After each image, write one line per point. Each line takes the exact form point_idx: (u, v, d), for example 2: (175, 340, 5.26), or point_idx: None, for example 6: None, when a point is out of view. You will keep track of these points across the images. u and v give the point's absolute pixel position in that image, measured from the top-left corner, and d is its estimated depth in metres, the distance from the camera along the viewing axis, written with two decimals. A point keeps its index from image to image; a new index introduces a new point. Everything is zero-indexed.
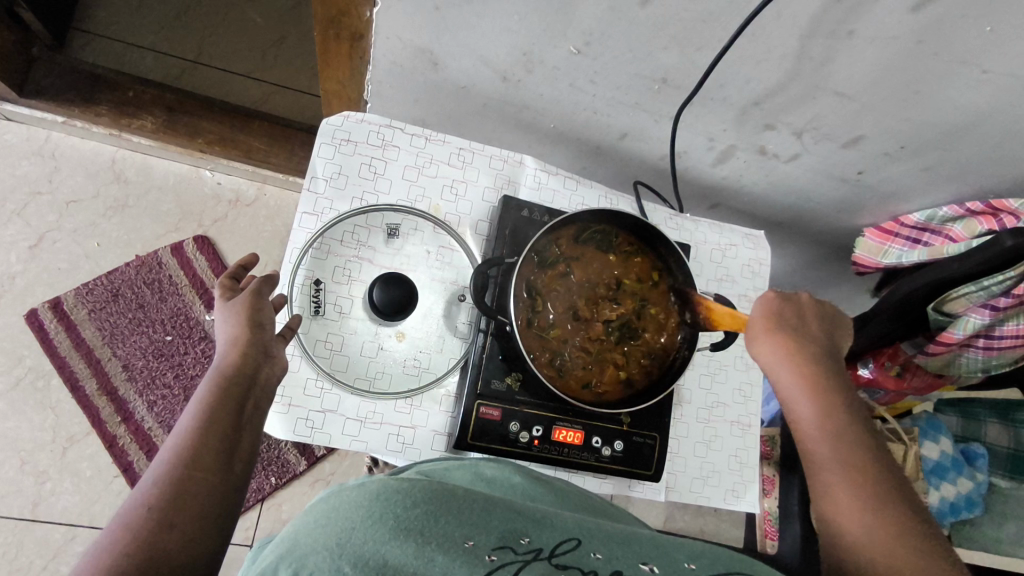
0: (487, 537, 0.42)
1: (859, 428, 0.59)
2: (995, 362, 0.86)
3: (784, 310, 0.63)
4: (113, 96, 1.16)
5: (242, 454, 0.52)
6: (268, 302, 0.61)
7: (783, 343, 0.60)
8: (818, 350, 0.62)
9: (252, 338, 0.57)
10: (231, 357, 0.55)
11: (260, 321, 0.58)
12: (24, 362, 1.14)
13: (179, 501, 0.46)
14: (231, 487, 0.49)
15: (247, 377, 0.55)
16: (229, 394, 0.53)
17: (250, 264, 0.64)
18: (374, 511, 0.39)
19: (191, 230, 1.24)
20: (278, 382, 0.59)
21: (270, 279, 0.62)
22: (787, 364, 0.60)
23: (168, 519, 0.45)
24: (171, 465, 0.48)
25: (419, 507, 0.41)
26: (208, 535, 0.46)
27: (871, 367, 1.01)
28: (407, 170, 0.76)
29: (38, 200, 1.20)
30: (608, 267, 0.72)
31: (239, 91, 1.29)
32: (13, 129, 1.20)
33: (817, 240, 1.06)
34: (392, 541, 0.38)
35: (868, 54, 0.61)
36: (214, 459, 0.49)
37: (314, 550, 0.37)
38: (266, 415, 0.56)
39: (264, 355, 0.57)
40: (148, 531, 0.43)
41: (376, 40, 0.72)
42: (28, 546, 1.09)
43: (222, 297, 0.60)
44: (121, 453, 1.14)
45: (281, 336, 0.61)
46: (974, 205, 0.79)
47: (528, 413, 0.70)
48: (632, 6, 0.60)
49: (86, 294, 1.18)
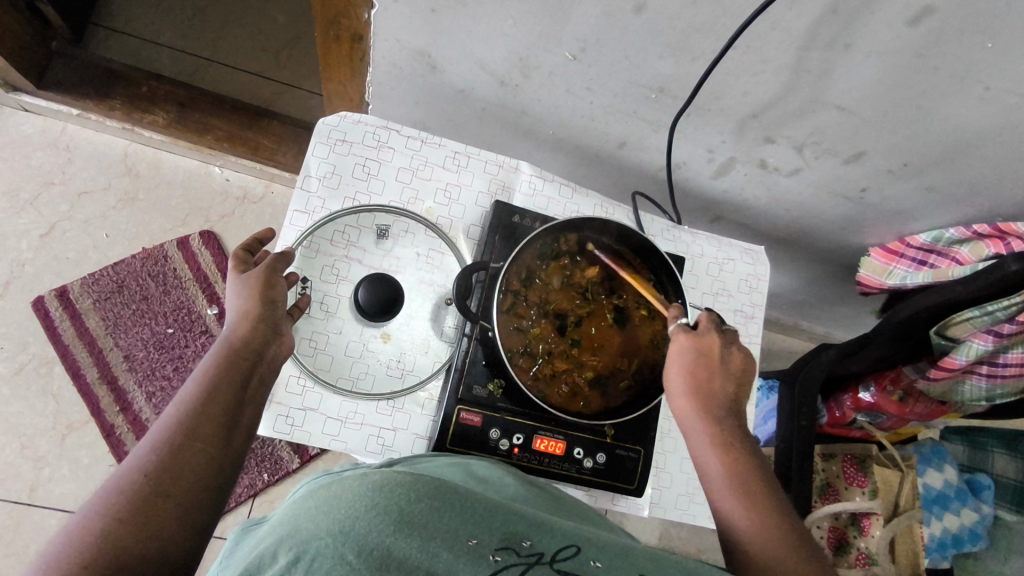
0: (490, 535, 0.41)
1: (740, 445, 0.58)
2: (1000, 391, 0.82)
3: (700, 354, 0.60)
4: (126, 91, 1.19)
5: (242, 430, 0.52)
6: (281, 279, 0.60)
7: (687, 360, 0.60)
8: (735, 375, 0.60)
9: (264, 313, 0.57)
10: (241, 330, 0.55)
11: (273, 297, 0.58)
12: (29, 349, 1.16)
13: (173, 470, 0.46)
14: (228, 463, 0.50)
15: (253, 353, 0.55)
16: (234, 369, 0.53)
17: (266, 238, 0.64)
18: (378, 501, 0.38)
19: (198, 225, 1.26)
20: (283, 359, 0.59)
21: (286, 256, 0.62)
22: (689, 386, 0.59)
23: (164, 487, 0.45)
24: (169, 435, 0.48)
25: (425, 501, 0.40)
26: (202, 507, 0.46)
27: (873, 391, 0.96)
28: (402, 172, 0.76)
29: (51, 191, 1.22)
30: (617, 289, 0.72)
31: (252, 91, 1.31)
32: (31, 121, 1.23)
33: (822, 258, 1.04)
34: (396, 534, 0.37)
35: (868, 67, 0.59)
36: (213, 432, 0.49)
37: (318, 536, 0.36)
38: (269, 394, 0.56)
39: (272, 333, 0.57)
40: (143, 500, 0.44)
41: (375, 42, 0.73)
42: (24, 530, 1.10)
43: (236, 269, 0.60)
44: (117, 443, 1.15)
45: (290, 314, 0.62)
46: (981, 227, 0.78)
47: (509, 421, 0.69)
48: (627, 13, 0.59)
49: (92, 284, 1.20)
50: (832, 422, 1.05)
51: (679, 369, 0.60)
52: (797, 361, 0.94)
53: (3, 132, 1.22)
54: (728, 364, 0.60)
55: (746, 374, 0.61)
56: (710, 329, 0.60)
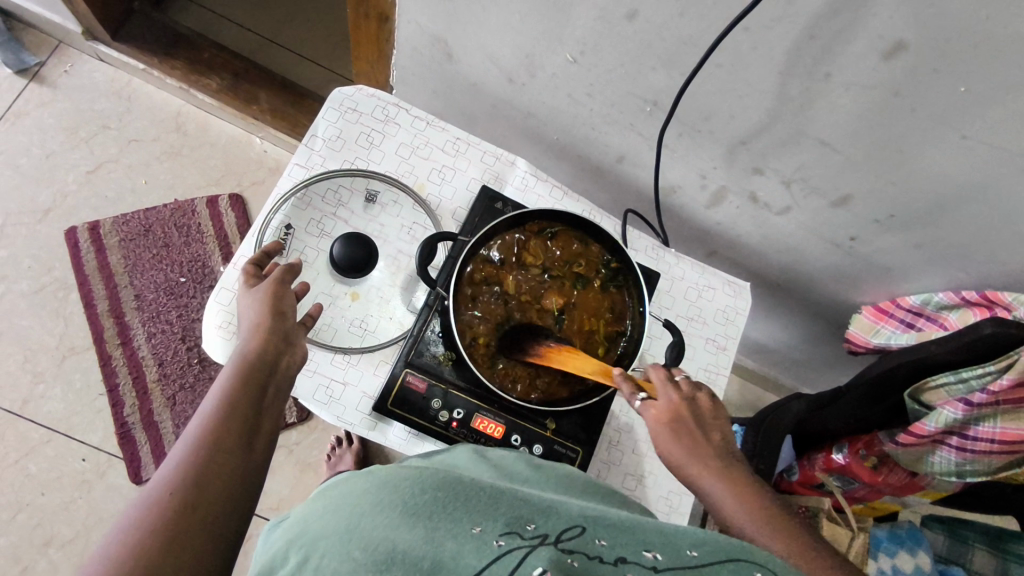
0: (495, 523, 0.40)
1: (756, 489, 0.56)
2: (970, 468, 0.78)
3: (679, 410, 0.59)
4: (190, 55, 1.29)
5: (264, 436, 0.53)
6: (289, 290, 0.63)
7: (665, 425, 0.58)
8: (714, 418, 0.59)
9: (275, 325, 0.59)
10: (255, 342, 0.57)
11: (282, 308, 0.60)
12: (52, 273, 1.25)
13: (201, 481, 0.46)
14: (251, 470, 0.50)
15: (267, 362, 0.56)
16: (252, 379, 0.54)
17: (274, 251, 0.67)
18: (384, 500, 0.41)
19: (229, 187, 1.34)
20: (299, 368, 0.60)
21: (293, 267, 0.64)
22: (680, 447, 0.57)
23: (192, 499, 0.45)
24: (193, 446, 0.48)
25: (429, 493, 0.42)
26: (232, 517, 0.47)
27: (845, 453, 0.93)
28: (402, 147, 0.80)
29: (106, 133, 1.32)
30: (570, 267, 0.73)
31: (304, 73, 1.40)
32: (102, 69, 1.34)
33: (817, 312, 1.03)
34: (400, 528, 0.38)
35: (847, 102, 0.60)
36: (236, 442, 0.50)
37: (328, 536, 0.40)
38: (286, 400, 0.57)
39: (285, 342, 0.59)
40: (173, 514, 0.44)
41: (399, 24, 0.79)
42: (10, 438, 1.17)
43: (246, 284, 0.63)
44: (111, 373, 1.21)
45: (302, 322, 0.63)
46: (968, 294, 0.76)
47: (453, 393, 0.71)
48: (621, 19, 0.62)
49: (122, 223, 1.28)
50: (802, 480, 1.02)
51: (667, 449, 0.58)
52: (767, 411, 1.00)
53: (75, 76, 1.33)
54: (705, 420, 0.59)
55: (724, 420, 0.60)
56: (668, 393, 0.59)
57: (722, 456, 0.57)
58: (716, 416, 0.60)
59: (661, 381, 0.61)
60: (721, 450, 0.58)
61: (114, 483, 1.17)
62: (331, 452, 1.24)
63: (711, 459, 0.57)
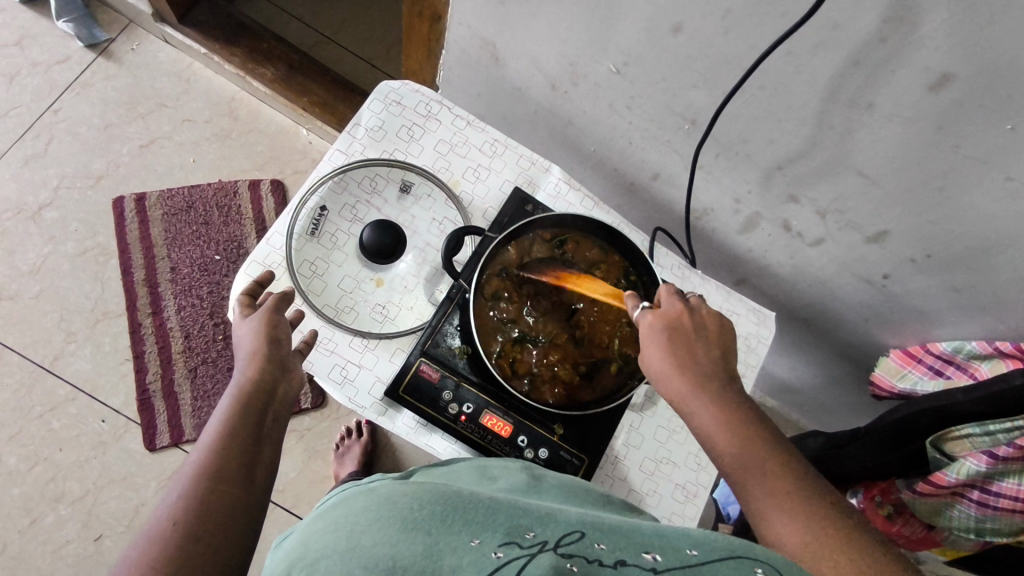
0: (493, 534, 0.39)
1: (745, 413, 0.57)
2: (991, 525, 0.76)
3: (677, 326, 0.60)
4: (249, 43, 1.34)
5: (263, 464, 0.56)
6: (284, 318, 0.66)
7: (661, 339, 0.59)
8: (713, 336, 0.60)
9: (271, 352, 0.62)
10: (250, 371, 0.60)
11: (277, 336, 0.64)
12: (96, 238, 1.30)
13: (201, 512, 0.50)
14: (250, 498, 0.53)
15: (263, 391, 0.60)
16: (248, 410, 0.58)
17: (266, 281, 0.69)
18: (383, 518, 0.42)
19: (272, 173, 1.38)
20: (295, 395, 0.64)
21: (286, 294, 0.67)
22: (672, 364, 0.58)
23: (193, 531, 0.49)
24: (194, 479, 0.52)
25: (427, 508, 0.42)
26: (232, 544, 0.50)
27: (860, 498, 0.91)
28: (441, 143, 0.82)
29: (162, 111, 1.38)
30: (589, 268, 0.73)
31: (356, 71, 1.44)
32: (165, 49, 1.40)
33: (843, 352, 1.01)
34: (398, 543, 0.38)
35: (888, 133, 0.59)
36: (234, 473, 0.53)
37: (327, 555, 0.39)
38: (284, 427, 0.61)
39: (281, 369, 0.62)
40: (175, 546, 0.47)
41: (450, 25, 0.81)
42: (37, 391, 1.21)
43: (241, 313, 0.66)
44: (139, 340, 1.25)
45: (298, 351, 0.67)
46: (1003, 345, 0.73)
47: (465, 388, 0.71)
48: (666, 33, 0.63)
49: (167, 198, 1.33)
50: None
51: (660, 355, 0.58)
52: None
53: (140, 54, 1.39)
54: (704, 336, 0.60)
55: (726, 337, 0.61)
56: (671, 303, 0.61)
57: (718, 373, 0.58)
58: (719, 333, 0.61)
59: (668, 298, 0.62)
60: (716, 366, 0.59)
61: (129, 447, 1.20)
62: (341, 442, 1.25)
63: (703, 375, 0.58)
